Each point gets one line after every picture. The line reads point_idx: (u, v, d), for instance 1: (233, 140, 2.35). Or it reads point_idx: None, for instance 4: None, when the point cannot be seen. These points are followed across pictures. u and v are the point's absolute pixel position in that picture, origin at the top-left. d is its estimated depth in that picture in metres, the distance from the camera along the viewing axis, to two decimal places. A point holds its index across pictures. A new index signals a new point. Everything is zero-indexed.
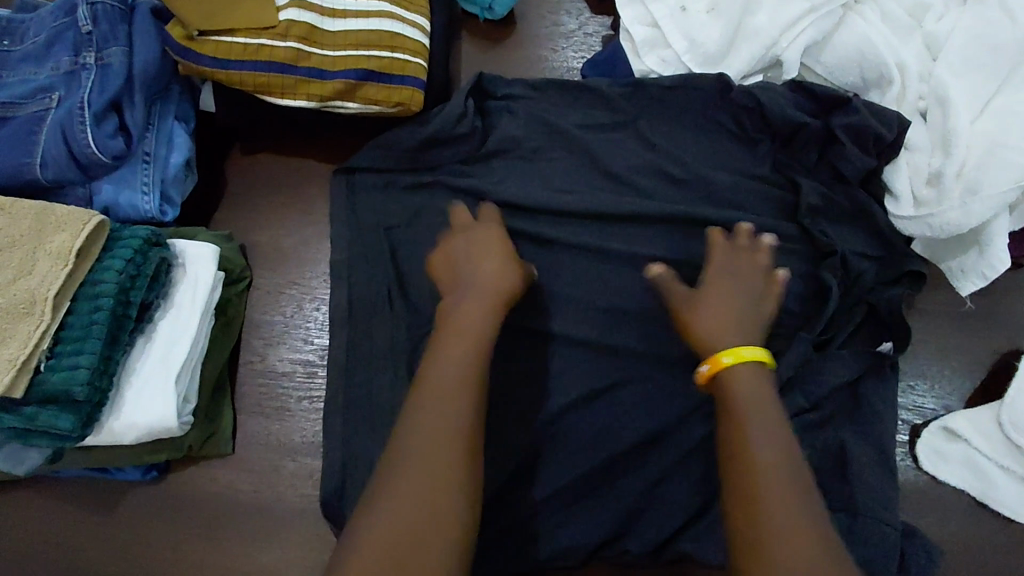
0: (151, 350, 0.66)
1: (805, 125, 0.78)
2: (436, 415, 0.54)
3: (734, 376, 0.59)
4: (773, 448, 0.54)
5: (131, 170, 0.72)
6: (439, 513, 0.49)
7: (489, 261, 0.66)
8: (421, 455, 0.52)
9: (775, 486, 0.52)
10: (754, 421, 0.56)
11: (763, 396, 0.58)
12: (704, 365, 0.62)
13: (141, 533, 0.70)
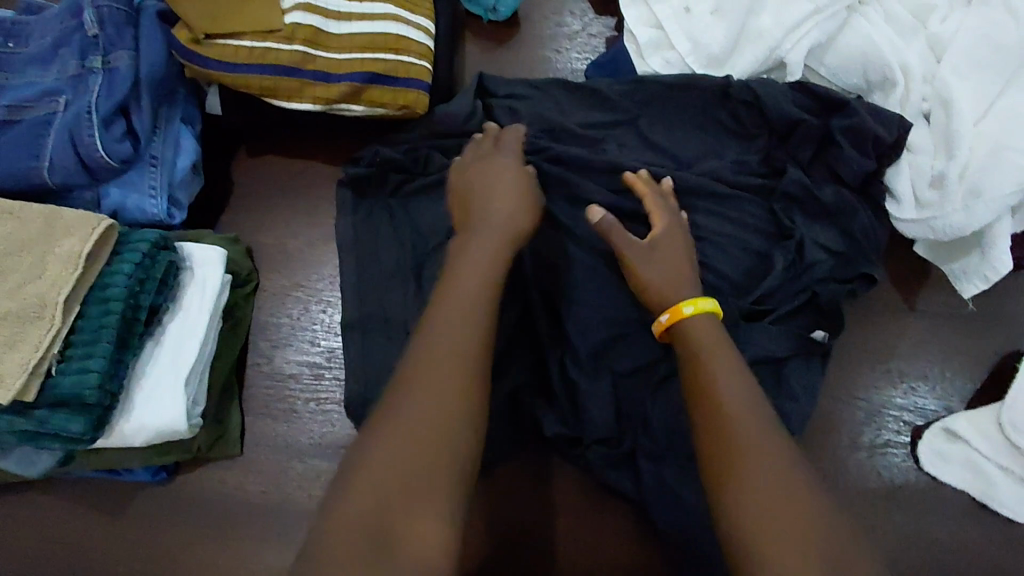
0: (160, 353, 0.67)
1: (803, 121, 0.82)
2: (448, 338, 0.54)
3: (693, 324, 0.64)
4: (740, 385, 0.57)
5: (139, 174, 0.73)
6: (451, 429, 0.50)
7: (510, 188, 0.69)
8: (430, 373, 0.52)
9: (744, 419, 0.55)
10: (721, 363, 0.59)
11: (723, 339, 0.62)
12: (664, 314, 0.66)
13: (152, 533, 0.71)
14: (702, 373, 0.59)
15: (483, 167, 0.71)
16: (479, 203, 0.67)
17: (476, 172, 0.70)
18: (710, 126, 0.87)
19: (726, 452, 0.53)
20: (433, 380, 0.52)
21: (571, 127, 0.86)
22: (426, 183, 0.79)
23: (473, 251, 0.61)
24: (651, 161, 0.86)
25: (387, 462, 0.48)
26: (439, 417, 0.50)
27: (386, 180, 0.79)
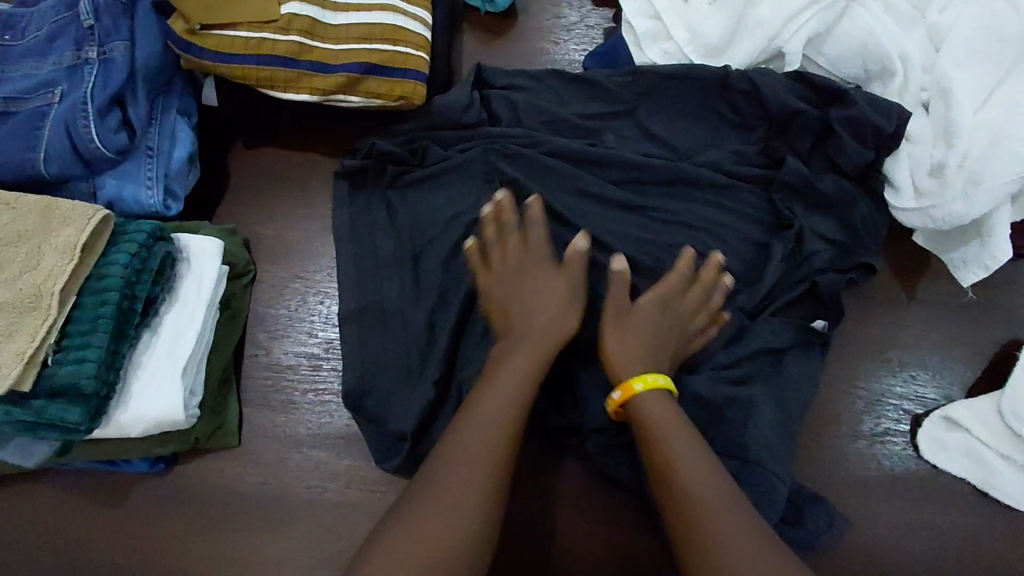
0: (157, 344, 0.67)
1: (802, 111, 0.82)
2: (476, 434, 0.60)
3: (643, 401, 0.66)
4: (696, 465, 0.61)
5: (135, 165, 0.72)
6: (468, 516, 0.56)
7: (556, 300, 0.70)
8: (433, 493, 0.57)
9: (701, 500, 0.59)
10: (672, 443, 0.62)
11: (674, 415, 0.65)
12: (615, 392, 0.68)
13: (151, 524, 0.71)
14: (656, 456, 0.63)
15: (518, 267, 0.72)
16: (524, 318, 0.69)
17: (520, 280, 0.71)
18: (709, 118, 0.87)
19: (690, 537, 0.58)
20: (449, 499, 0.57)
21: (570, 118, 0.86)
22: (427, 171, 0.79)
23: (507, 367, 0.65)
24: (650, 152, 0.86)
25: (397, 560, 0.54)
26: (453, 512, 0.56)
27: (383, 172, 0.79)
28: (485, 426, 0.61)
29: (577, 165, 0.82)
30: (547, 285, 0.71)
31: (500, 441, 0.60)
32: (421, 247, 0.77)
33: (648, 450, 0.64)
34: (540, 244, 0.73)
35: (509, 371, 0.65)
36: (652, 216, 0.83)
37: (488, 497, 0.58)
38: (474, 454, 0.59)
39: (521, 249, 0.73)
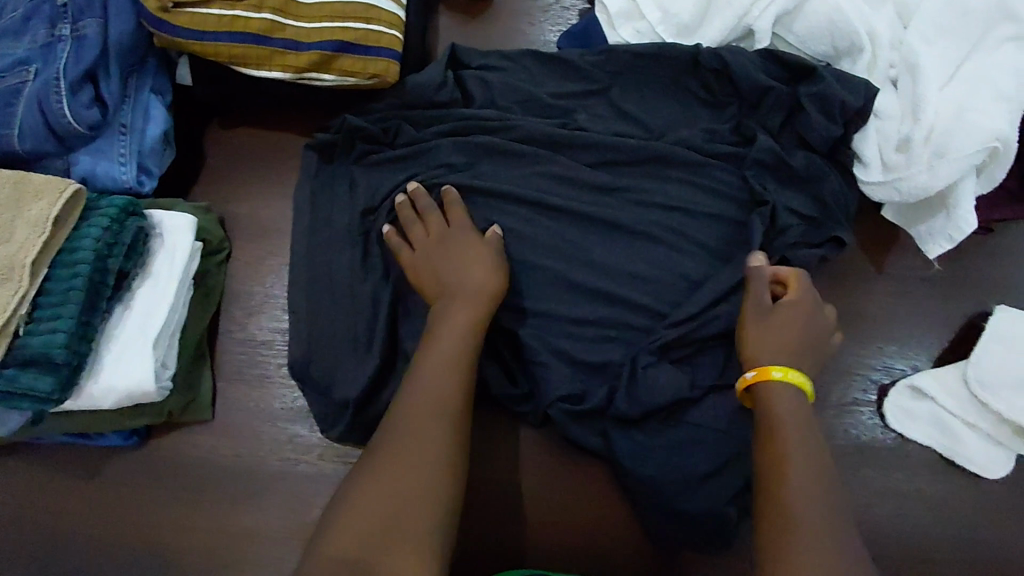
0: (129, 317, 0.67)
1: (771, 89, 0.83)
2: (421, 409, 0.64)
3: (776, 392, 0.64)
4: (804, 468, 0.59)
5: (109, 142, 0.73)
6: (417, 493, 0.59)
7: (479, 272, 0.72)
8: (397, 461, 0.60)
9: (800, 501, 0.56)
10: (791, 443, 0.60)
11: (799, 413, 0.62)
12: (750, 371, 0.66)
13: (125, 497, 0.71)
14: (767, 449, 0.61)
15: (446, 238, 0.75)
16: (451, 299, 0.71)
17: (446, 259, 0.73)
18: (680, 96, 0.88)
19: (777, 532, 0.55)
20: (406, 464, 0.60)
21: (543, 97, 0.86)
22: (403, 153, 0.82)
23: (439, 341, 0.68)
24: (622, 130, 0.86)
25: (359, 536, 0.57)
26: (406, 491, 0.59)
27: (353, 148, 0.82)
28: (431, 396, 0.64)
29: (548, 143, 0.84)
30: (469, 267, 0.73)
31: (440, 419, 0.63)
32: (372, 223, 0.79)
33: (764, 441, 0.61)
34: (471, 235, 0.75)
35: (441, 345, 0.67)
36: (624, 193, 0.83)
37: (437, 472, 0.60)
38: (427, 422, 0.63)
39: (447, 231, 0.75)
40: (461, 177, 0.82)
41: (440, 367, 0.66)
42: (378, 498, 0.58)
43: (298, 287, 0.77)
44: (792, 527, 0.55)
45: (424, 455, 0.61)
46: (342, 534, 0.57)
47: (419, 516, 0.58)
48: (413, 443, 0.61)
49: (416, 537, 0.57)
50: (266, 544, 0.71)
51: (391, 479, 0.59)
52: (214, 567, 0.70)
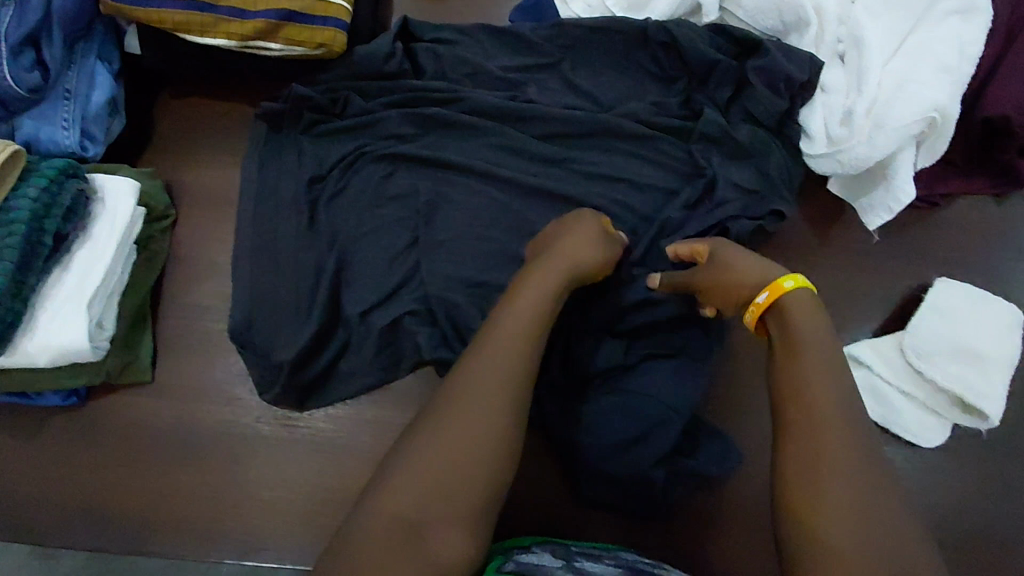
0: (67, 277, 0.68)
1: (718, 62, 0.83)
2: (482, 375, 0.57)
3: (795, 302, 0.61)
4: (831, 395, 0.55)
5: (52, 106, 0.74)
6: (474, 466, 0.54)
7: (578, 243, 0.69)
8: (456, 433, 0.55)
9: (827, 430, 0.53)
10: (814, 370, 0.56)
11: (817, 334, 0.59)
12: (761, 294, 0.64)
13: (63, 456, 0.72)
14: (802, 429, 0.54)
15: (563, 219, 0.73)
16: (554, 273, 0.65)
17: (562, 239, 0.70)
18: (631, 70, 0.88)
19: (808, 475, 0.52)
20: (465, 437, 0.55)
21: (493, 70, 0.86)
22: (352, 123, 0.82)
23: (518, 307, 0.62)
24: (572, 104, 0.87)
25: (402, 502, 0.53)
26: (463, 461, 0.54)
27: (301, 118, 0.82)
28: (494, 366, 0.58)
29: (497, 115, 0.85)
30: (586, 250, 0.69)
31: (501, 387, 0.57)
32: (319, 191, 0.80)
33: (794, 405, 0.55)
34: (584, 221, 0.72)
35: (514, 313, 0.61)
36: (571, 165, 0.84)
37: (498, 446, 0.56)
38: (490, 393, 0.57)
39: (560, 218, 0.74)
40: (411, 147, 0.82)
41: (506, 334, 0.60)
42: (428, 468, 0.54)
43: (242, 253, 0.77)
44: (825, 458, 0.52)
45: (482, 430, 0.55)
46: (387, 503, 0.53)
47: (477, 495, 0.54)
48: (473, 415, 0.56)
49: (464, 513, 0.54)
50: (204, 504, 0.72)
51: (447, 453, 0.54)
52: (150, 525, 0.71)
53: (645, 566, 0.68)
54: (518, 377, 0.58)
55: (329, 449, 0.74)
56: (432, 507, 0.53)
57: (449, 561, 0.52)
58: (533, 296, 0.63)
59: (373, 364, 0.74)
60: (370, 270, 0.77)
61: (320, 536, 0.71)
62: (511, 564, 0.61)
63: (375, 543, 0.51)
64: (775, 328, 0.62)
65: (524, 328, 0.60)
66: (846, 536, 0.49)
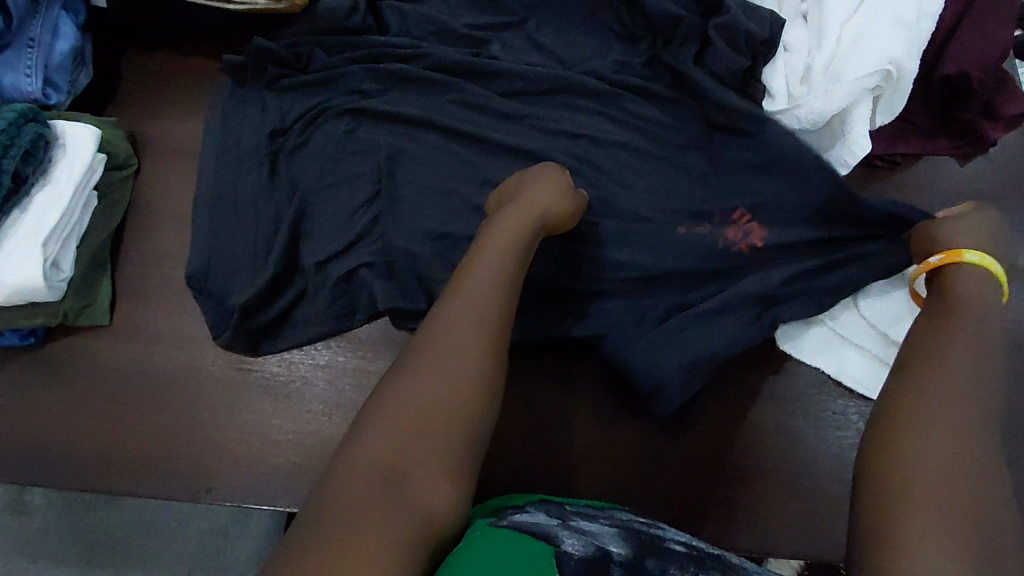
0: (25, 218, 0.70)
1: (682, 18, 0.82)
2: (460, 318, 0.57)
3: (967, 273, 0.63)
4: (953, 366, 0.56)
5: (16, 53, 0.75)
6: (454, 409, 0.53)
7: (545, 191, 0.69)
8: (432, 378, 0.54)
9: (936, 392, 0.54)
10: (945, 345, 0.58)
11: (975, 306, 0.61)
12: (935, 255, 0.67)
13: (18, 394, 0.74)
14: (910, 400, 0.55)
15: (530, 170, 0.73)
16: (519, 221, 0.65)
17: (529, 188, 0.70)
18: (597, 29, 0.88)
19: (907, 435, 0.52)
20: (439, 376, 0.54)
21: (456, 28, 0.86)
22: (314, 78, 0.83)
23: (486, 255, 0.61)
24: (535, 61, 0.86)
25: (381, 448, 0.51)
26: (442, 404, 0.53)
27: (263, 72, 0.83)
28: (473, 309, 0.57)
29: (460, 72, 0.84)
30: (552, 202, 0.69)
31: (478, 330, 0.57)
32: (281, 144, 0.81)
33: (908, 379, 0.56)
34: (549, 175, 0.72)
35: (485, 261, 0.61)
36: (533, 123, 0.83)
37: (476, 388, 0.55)
38: (464, 339, 0.56)
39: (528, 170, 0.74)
40: (372, 102, 0.81)
41: (477, 281, 0.59)
42: (405, 412, 0.52)
43: (203, 203, 0.78)
44: (925, 421, 0.53)
45: (457, 374, 0.55)
46: (364, 447, 0.51)
47: (455, 434, 0.53)
48: (448, 360, 0.55)
49: (444, 457, 0.52)
50: (155, 445, 0.72)
51: (424, 395, 0.53)
52: (101, 465, 0.72)
53: (644, 527, 0.58)
54: (491, 324, 0.58)
55: (283, 393, 0.75)
56: (410, 453, 0.51)
57: (429, 505, 0.50)
58: (499, 244, 0.63)
59: (329, 312, 0.76)
60: (329, 222, 0.78)
61: (270, 477, 0.72)
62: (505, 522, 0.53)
63: (353, 488, 0.49)
64: (942, 286, 0.64)
65: (498, 275, 0.60)
66: (931, 480, 0.49)
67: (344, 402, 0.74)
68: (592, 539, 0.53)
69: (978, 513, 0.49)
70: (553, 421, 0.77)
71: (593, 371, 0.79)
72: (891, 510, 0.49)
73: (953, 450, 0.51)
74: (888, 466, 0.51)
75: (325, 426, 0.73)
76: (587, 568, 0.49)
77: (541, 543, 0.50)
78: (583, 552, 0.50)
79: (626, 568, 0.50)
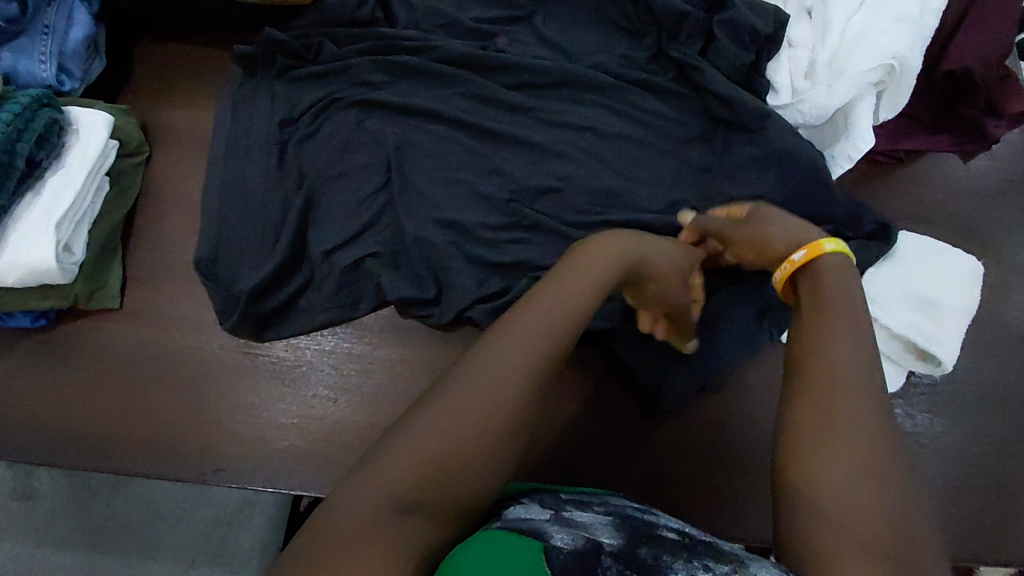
0: (39, 201, 0.71)
1: (687, 13, 0.83)
2: (514, 351, 0.51)
3: (829, 263, 0.62)
4: (843, 354, 0.55)
5: (31, 40, 0.76)
6: (487, 449, 0.48)
7: (670, 265, 0.66)
8: (468, 417, 0.48)
9: (836, 384, 0.54)
10: (829, 333, 0.57)
11: (850, 293, 0.59)
12: (798, 253, 0.65)
13: (28, 374, 0.75)
14: (808, 407, 0.54)
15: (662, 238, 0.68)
16: (606, 263, 0.59)
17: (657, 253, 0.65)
18: (603, 24, 0.88)
19: (816, 449, 0.52)
20: (480, 413, 0.48)
21: (464, 21, 0.87)
22: (323, 69, 0.84)
23: (560, 286, 0.55)
24: (541, 55, 0.86)
25: (399, 476, 0.46)
26: (475, 443, 0.48)
27: (274, 63, 0.84)
28: (529, 344, 0.51)
29: (467, 64, 0.85)
30: (676, 282, 0.67)
31: (531, 367, 0.51)
32: (290, 133, 0.82)
33: (799, 378, 0.56)
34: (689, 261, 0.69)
35: (550, 298, 0.54)
36: (539, 115, 0.83)
37: (514, 430, 0.50)
38: (510, 383, 0.50)
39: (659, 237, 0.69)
40: (381, 93, 0.82)
41: (538, 318, 0.53)
42: (430, 449, 0.47)
43: (212, 190, 0.80)
44: (831, 431, 0.52)
45: (497, 418, 0.49)
46: (382, 469, 0.47)
47: (479, 474, 0.49)
48: (488, 403, 0.49)
49: (459, 491, 0.48)
50: (161, 427, 0.73)
51: (459, 430, 0.48)
52: (108, 445, 0.73)
53: (635, 511, 0.58)
54: (542, 371, 0.51)
55: (289, 378, 0.75)
56: (426, 491, 0.47)
57: (428, 539, 0.47)
58: (581, 283, 0.56)
59: (334, 300, 0.76)
60: (337, 211, 0.78)
61: (273, 460, 0.73)
62: (496, 521, 0.52)
63: (359, 510, 0.45)
64: (808, 285, 0.63)
65: (560, 318, 0.53)
66: (839, 493, 0.50)
67: (349, 388, 0.75)
68: (582, 532, 0.51)
69: (901, 519, 0.49)
70: (559, 412, 0.77)
71: (597, 363, 0.78)
72: (815, 532, 0.50)
73: (864, 451, 0.51)
74: (803, 483, 0.52)
75: (329, 411, 0.74)
76: (578, 561, 0.48)
77: (529, 538, 0.49)
78: (574, 546, 0.49)
79: (619, 559, 0.49)
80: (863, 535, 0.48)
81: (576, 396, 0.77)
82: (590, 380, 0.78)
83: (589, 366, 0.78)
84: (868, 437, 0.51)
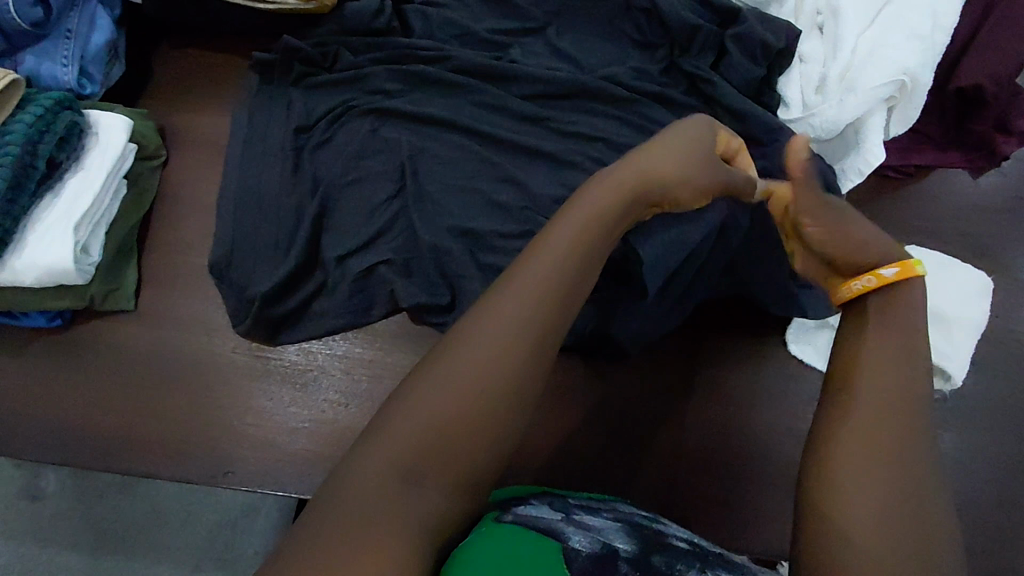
0: (57, 202, 0.72)
1: (700, 27, 0.83)
2: (506, 322, 0.51)
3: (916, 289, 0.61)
4: (883, 379, 0.55)
5: (53, 43, 0.77)
6: (485, 423, 0.49)
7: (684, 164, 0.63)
8: (465, 389, 0.49)
9: (875, 410, 0.54)
10: (871, 357, 0.57)
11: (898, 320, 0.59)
12: (890, 269, 0.62)
13: (41, 374, 0.76)
14: (846, 429, 0.54)
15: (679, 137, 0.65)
16: (600, 204, 0.58)
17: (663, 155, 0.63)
18: (615, 36, 0.89)
19: (853, 471, 0.52)
20: (474, 382, 0.49)
21: (479, 32, 0.88)
22: (339, 77, 0.85)
23: (551, 241, 0.55)
24: (554, 66, 0.87)
25: (395, 446, 0.47)
26: (472, 415, 0.49)
27: (291, 70, 0.85)
28: (523, 315, 0.51)
29: (481, 73, 0.85)
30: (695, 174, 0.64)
31: (525, 340, 0.51)
32: (305, 140, 0.82)
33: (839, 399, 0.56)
34: (687, 135, 0.65)
35: (546, 253, 0.54)
36: (550, 125, 0.83)
37: (515, 404, 0.50)
38: (503, 348, 0.50)
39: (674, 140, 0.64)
40: (396, 102, 0.83)
41: (533, 281, 0.53)
42: (429, 414, 0.48)
43: (228, 195, 0.80)
44: (869, 456, 0.52)
45: (494, 390, 0.49)
46: (381, 443, 0.48)
47: (481, 449, 0.49)
48: (482, 370, 0.50)
49: (462, 469, 0.48)
50: (173, 428, 0.74)
51: (453, 402, 0.49)
52: (119, 446, 0.73)
53: (643, 519, 0.57)
54: (537, 336, 0.51)
55: (300, 381, 0.76)
56: (427, 466, 0.47)
57: (436, 529, 0.47)
58: (573, 231, 0.56)
59: (345, 306, 0.76)
60: (350, 218, 0.79)
61: (284, 464, 0.73)
62: (507, 513, 0.52)
63: (365, 488, 0.46)
64: (888, 302, 0.61)
65: (554, 274, 0.53)
66: (870, 516, 0.50)
67: (360, 393, 0.76)
68: (597, 535, 0.51)
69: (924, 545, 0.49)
70: (565, 416, 0.76)
71: (606, 372, 0.78)
72: (841, 547, 0.49)
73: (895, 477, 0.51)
74: (841, 503, 0.51)
75: (340, 416, 0.75)
76: (596, 565, 0.48)
77: (546, 538, 0.49)
78: (592, 549, 0.49)
79: (634, 565, 0.49)
80: (884, 555, 0.48)
81: (583, 401, 0.77)
82: (596, 387, 0.77)
83: (596, 372, 0.78)
84: (892, 472, 0.51)
